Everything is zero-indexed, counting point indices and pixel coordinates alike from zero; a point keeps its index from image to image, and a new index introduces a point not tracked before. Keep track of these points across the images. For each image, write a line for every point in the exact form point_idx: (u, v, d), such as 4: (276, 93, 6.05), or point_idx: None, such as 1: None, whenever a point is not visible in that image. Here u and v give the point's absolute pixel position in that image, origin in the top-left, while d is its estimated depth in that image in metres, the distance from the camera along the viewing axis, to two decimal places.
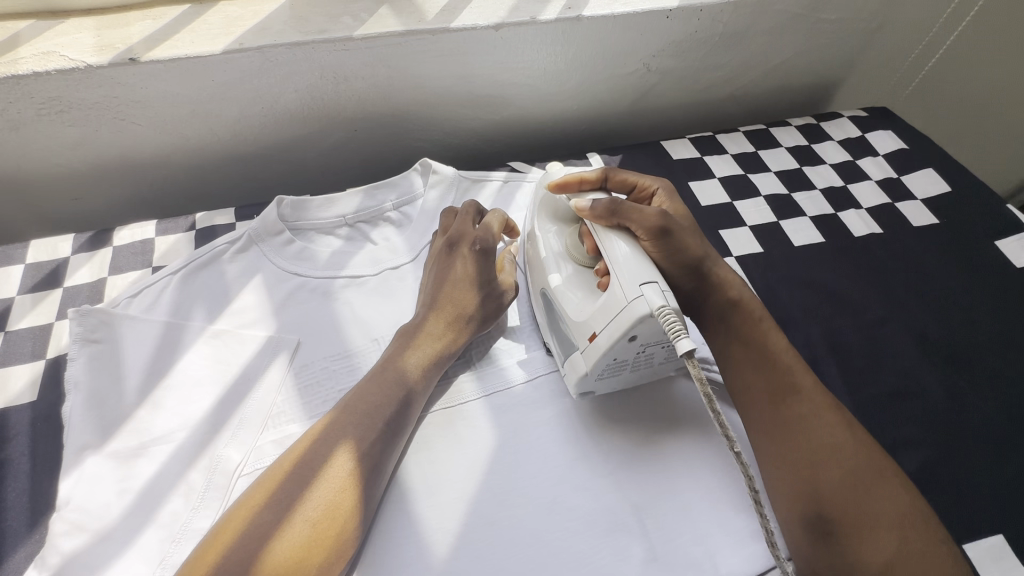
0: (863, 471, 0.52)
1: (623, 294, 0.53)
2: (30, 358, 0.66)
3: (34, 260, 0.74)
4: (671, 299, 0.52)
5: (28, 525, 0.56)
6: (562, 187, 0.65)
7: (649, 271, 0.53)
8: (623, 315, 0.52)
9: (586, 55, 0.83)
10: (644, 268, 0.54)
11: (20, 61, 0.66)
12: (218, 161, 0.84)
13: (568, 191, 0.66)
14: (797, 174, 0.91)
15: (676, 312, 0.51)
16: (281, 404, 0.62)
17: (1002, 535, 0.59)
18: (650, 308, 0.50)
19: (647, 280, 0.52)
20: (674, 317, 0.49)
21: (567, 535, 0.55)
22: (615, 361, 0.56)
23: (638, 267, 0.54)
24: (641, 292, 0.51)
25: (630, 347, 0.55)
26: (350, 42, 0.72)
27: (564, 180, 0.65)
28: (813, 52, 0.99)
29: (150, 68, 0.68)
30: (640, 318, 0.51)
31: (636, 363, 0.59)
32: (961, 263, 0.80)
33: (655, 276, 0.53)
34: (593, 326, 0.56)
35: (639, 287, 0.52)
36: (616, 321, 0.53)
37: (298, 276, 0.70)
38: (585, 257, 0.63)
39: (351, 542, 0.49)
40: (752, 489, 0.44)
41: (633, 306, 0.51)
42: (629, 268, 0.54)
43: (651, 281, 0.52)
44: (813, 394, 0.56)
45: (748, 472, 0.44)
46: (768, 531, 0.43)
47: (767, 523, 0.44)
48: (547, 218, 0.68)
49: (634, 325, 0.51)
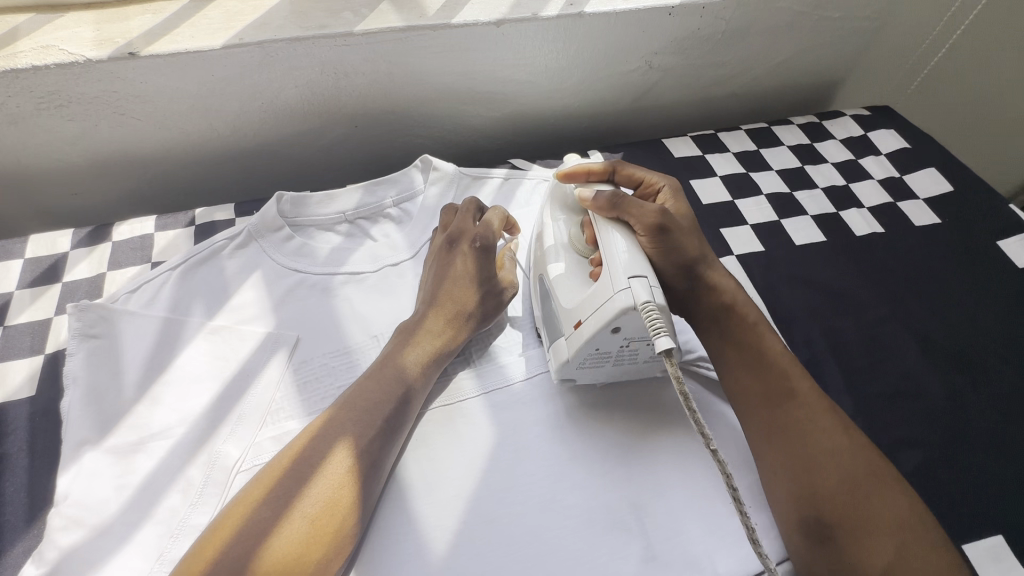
0: (861, 476, 0.51)
1: (610, 287, 0.53)
2: (29, 352, 0.66)
3: (33, 255, 0.74)
4: (659, 295, 0.52)
5: (26, 520, 0.56)
6: (570, 177, 0.65)
7: (642, 267, 0.53)
8: (607, 306, 0.52)
9: (588, 52, 0.83)
10: (636, 262, 0.54)
11: (20, 55, 0.66)
12: (218, 156, 0.83)
13: (576, 181, 0.65)
14: (799, 172, 0.91)
15: (660, 308, 0.51)
16: (280, 400, 0.61)
17: (1002, 537, 0.59)
18: (634, 300, 0.51)
19: (636, 274, 0.52)
20: (657, 313, 0.50)
21: (565, 533, 0.55)
22: (598, 352, 0.56)
23: (630, 261, 0.54)
24: (628, 285, 0.52)
25: (614, 339, 0.55)
26: (350, 38, 0.72)
27: (573, 169, 0.64)
28: (816, 50, 0.99)
29: (149, 63, 0.68)
30: (624, 310, 0.51)
31: (619, 356, 0.58)
32: (962, 263, 0.80)
33: (645, 271, 0.53)
34: (579, 314, 0.56)
35: (627, 280, 0.52)
36: (602, 312, 0.53)
37: (298, 271, 0.70)
38: (585, 247, 0.63)
39: (350, 538, 0.49)
40: (731, 488, 0.42)
41: (617, 298, 0.52)
42: (622, 261, 0.54)
43: (640, 275, 0.52)
44: (810, 398, 0.56)
45: (726, 470, 0.43)
46: (750, 532, 0.42)
47: (750, 523, 0.42)
48: (558, 207, 0.67)
49: (617, 317, 0.51)
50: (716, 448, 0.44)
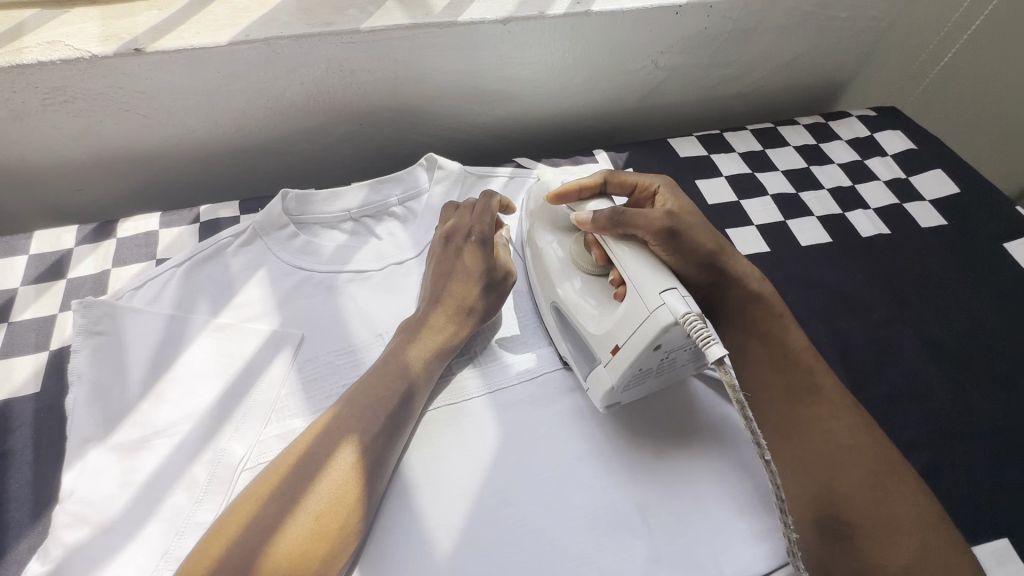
0: (880, 473, 0.51)
1: (644, 304, 0.52)
2: (33, 349, 0.66)
3: (38, 251, 0.74)
4: (693, 303, 0.51)
5: (30, 516, 0.56)
6: (560, 198, 0.65)
7: (667, 278, 0.53)
8: (647, 326, 0.51)
9: (594, 51, 0.83)
10: (660, 275, 0.53)
11: (25, 50, 0.65)
12: (223, 153, 0.83)
13: (567, 201, 0.65)
14: (805, 173, 0.90)
15: (700, 316, 0.50)
16: (285, 398, 0.61)
17: (1008, 539, 0.59)
18: (674, 316, 0.50)
19: (667, 288, 0.52)
20: (700, 322, 0.49)
21: (570, 533, 0.55)
22: (641, 371, 0.56)
23: (654, 275, 0.53)
24: (663, 300, 0.51)
25: (655, 355, 0.54)
26: (357, 35, 0.71)
27: (562, 191, 0.65)
28: (823, 50, 0.98)
29: (155, 59, 0.67)
30: (665, 328, 0.50)
31: (659, 369, 0.57)
32: (969, 265, 0.80)
33: (672, 282, 0.53)
34: (614, 339, 0.55)
35: (660, 295, 0.51)
36: (640, 332, 0.52)
37: (303, 269, 0.70)
38: (596, 266, 0.62)
39: (355, 534, 0.49)
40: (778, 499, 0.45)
41: (656, 316, 0.51)
42: (647, 276, 0.53)
43: (671, 288, 0.52)
44: (832, 393, 0.57)
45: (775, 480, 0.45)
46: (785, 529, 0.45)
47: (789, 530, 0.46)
48: (546, 228, 0.67)
49: (659, 335, 0.51)
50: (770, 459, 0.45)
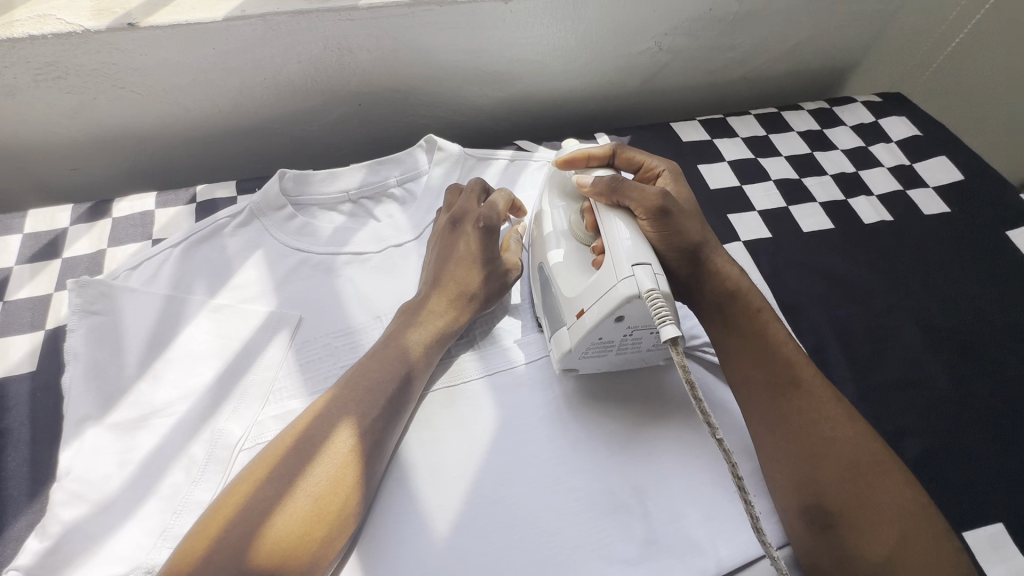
0: (862, 463, 0.51)
1: (614, 274, 0.52)
2: (29, 328, 0.65)
3: (32, 230, 0.73)
4: (663, 282, 0.51)
5: (29, 494, 0.56)
6: (568, 163, 0.65)
7: (646, 253, 0.53)
8: (611, 294, 0.52)
9: (598, 31, 0.81)
10: (640, 249, 0.53)
11: (16, 24, 0.64)
12: (220, 132, 0.82)
13: (576, 167, 0.65)
14: (809, 158, 0.90)
15: (665, 296, 0.50)
16: (282, 378, 0.61)
17: (1003, 524, 0.59)
18: (639, 289, 0.50)
19: (640, 262, 0.52)
20: (662, 301, 0.49)
21: (567, 516, 0.55)
22: (601, 341, 0.56)
23: (634, 248, 0.53)
24: (632, 272, 0.51)
25: (618, 327, 0.54)
26: (355, 12, 0.70)
27: (572, 155, 0.64)
28: (829, 33, 0.97)
29: (149, 35, 0.66)
30: (629, 299, 0.50)
31: (622, 345, 0.58)
32: (970, 252, 0.79)
33: (650, 257, 0.53)
34: (581, 303, 0.55)
35: (630, 268, 0.51)
36: (604, 300, 0.52)
37: (301, 252, 0.69)
38: (586, 234, 0.62)
39: (353, 518, 0.49)
40: (736, 477, 0.43)
41: (621, 286, 0.51)
42: (624, 249, 0.53)
43: (645, 263, 0.52)
44: (815, 386, 0.56)
45: (731, 459, 0.43)
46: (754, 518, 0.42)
47: (755, 511, 0.43)
48: (558, 195, 0.66)
49: (623, 305, 0.51)
50: (721, 437, 0.43)
